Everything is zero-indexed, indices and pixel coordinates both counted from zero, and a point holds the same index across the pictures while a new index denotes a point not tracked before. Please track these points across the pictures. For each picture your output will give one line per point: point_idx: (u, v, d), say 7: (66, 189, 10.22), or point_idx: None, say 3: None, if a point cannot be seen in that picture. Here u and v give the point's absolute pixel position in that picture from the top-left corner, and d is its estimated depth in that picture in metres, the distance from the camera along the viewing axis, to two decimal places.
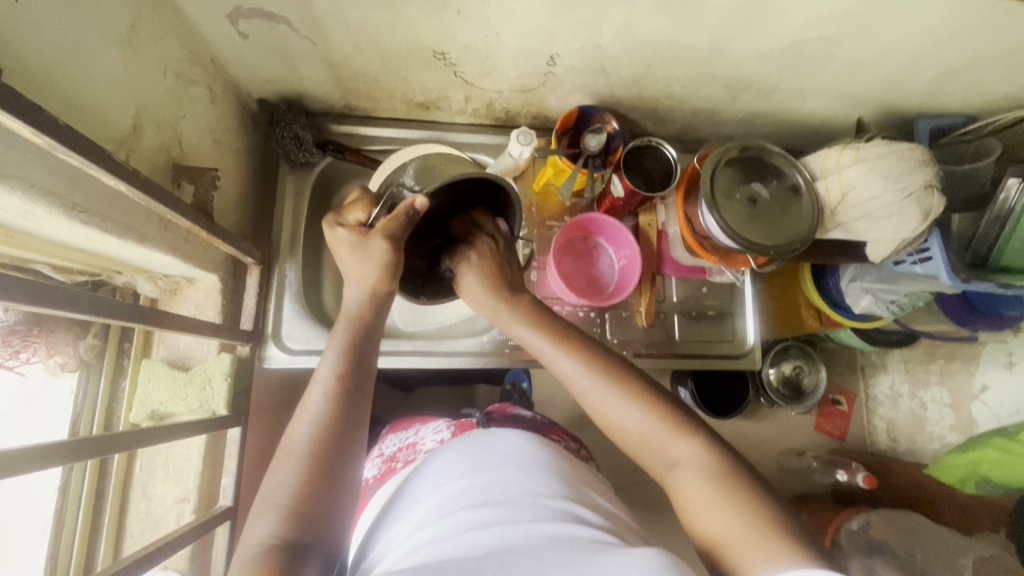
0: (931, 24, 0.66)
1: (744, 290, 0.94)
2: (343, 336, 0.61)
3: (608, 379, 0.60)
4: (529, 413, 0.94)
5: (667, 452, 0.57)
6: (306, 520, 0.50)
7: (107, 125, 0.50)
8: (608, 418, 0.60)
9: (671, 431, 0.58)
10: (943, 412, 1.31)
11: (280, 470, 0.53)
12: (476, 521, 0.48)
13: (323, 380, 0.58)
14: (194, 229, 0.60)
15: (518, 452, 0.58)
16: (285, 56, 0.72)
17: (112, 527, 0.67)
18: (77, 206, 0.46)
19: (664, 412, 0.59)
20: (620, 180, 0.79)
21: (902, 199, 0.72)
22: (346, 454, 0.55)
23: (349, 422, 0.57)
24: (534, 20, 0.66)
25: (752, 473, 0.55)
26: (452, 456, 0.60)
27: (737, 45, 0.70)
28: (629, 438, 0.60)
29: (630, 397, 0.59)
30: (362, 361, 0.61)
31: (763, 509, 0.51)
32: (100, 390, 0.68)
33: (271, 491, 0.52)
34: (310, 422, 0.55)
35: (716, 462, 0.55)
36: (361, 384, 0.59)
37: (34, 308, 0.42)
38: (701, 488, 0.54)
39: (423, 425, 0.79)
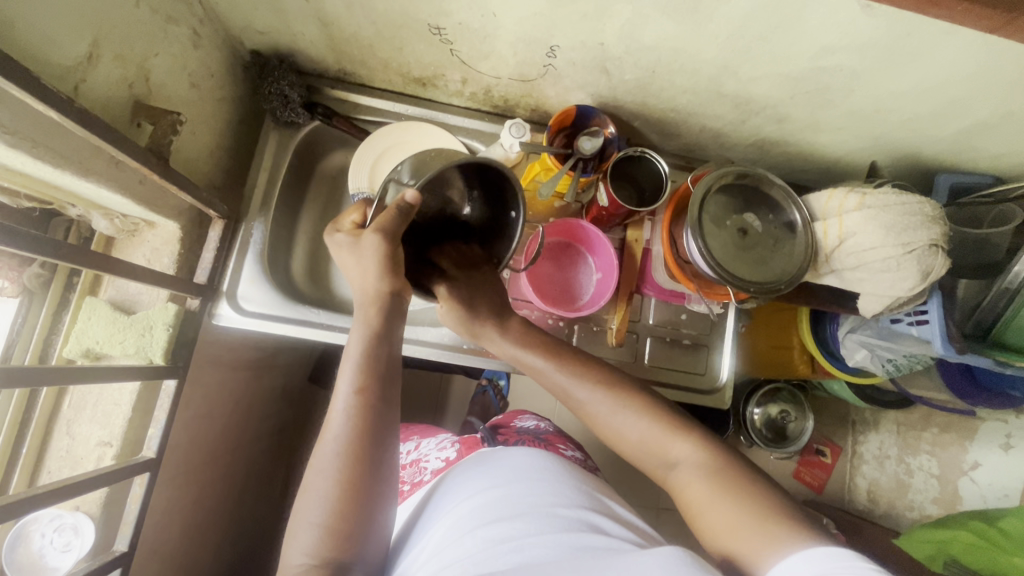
0: (961, 71, 0.60)
1: (724, 325, 0.89)
2: (360, 343, 0.60)
3: (603, 389, 0.65)
4: (532, 425, 0.96)
5: (668, 452, 0.61)
6: (343, 537, 0.54)
7: (56, 50, 0.48)
8: (609, 427, 0.64)
9: (669, 431, 0.61)
10: (929, 483, 1.23)
11: (311, 489, 0.56)
12: (493, 539, 0.53)
13: (343, 393, 0.58)
14: (147, 171, 0.58)
15: (530, 469, 0.63)
16: (276, 9, 0.69)
17: (29, 460, 0.66)
18: (3, 126, 0.44)
19: (661, 415, 0.63)
20: (604, 189, 0.75)
21: (901, 254, 0.67)
22: (376, 472, 0.56)
23: (377, 435, 0.58)
24: (533, 5, 0.61)
25: (753, 470, 0.58)
26: (463, 480, 0.66)
27: (749, 64, 0.66)
28: (629, 445, 0.63)
29: (626, 406, 0.63)
30: (382, 367, 0.60)
31: (763, 497, 0.54)
32: (39, 320, 0.67)
33: (305, 512, 0.55)
34: (335, 439, 0.56)
35: (710, 459, 0.58)
36: (383, 394, 0.59)
37: None
38: (700, 484, 0.57)
39: (426, 441, 0.86)
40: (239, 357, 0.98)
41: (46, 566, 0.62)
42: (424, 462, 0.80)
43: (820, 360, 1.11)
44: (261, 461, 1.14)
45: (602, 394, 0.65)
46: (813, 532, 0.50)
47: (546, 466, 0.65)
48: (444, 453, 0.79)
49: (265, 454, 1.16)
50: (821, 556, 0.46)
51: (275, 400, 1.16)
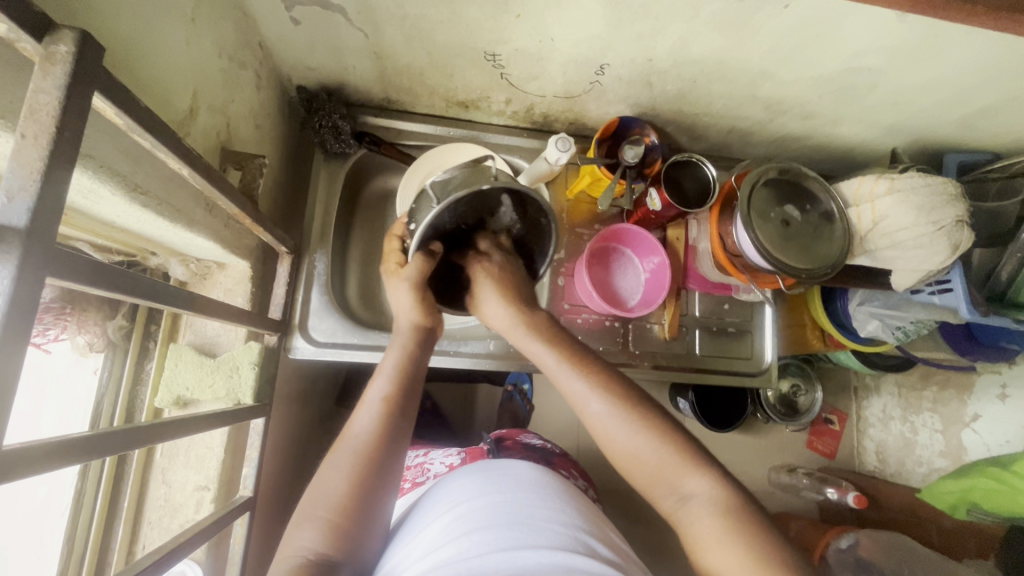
0: (977, 64, 0.67)
1: (764, 310, 0.95)
2: (393, 361, 0.67)
3: (620, 406, 0.61)
4: (539, 443, 1.00)
5: (678, 483, 0.58)
6: (343, 534, 0.56)
7: (168, 107, 0.49)
8: (616, 448, 0.61)
9: (682, 463, 0.58)
10: (933, 438, 1.32)
11: (324, 483, 0.59)
12: (488, 542, 0.52)
13: (371, 401, 0.64)
14: (239, 215, 0.59)
15: (531, 482, 0.64)
16: (333, 46, 0.71)
17: (131, 511, 0.66)
18: (138, 187, 0.45)
19: (677, 444, 0.59)
20: (658, 192, 0.80)
21: (933, 232, 0.73)
22: (383, 474, 0.60)
23: (392, 442, 0.62)
24: (592, 29, 0.65)
25: (765, 513, 0.56)
26: (464, 484, 0.65)
27: (787, 69, 0.71)
28: (641, 470, 0.60)
29: (644, 426, 0.60)
30: (409, 380, 0.67)
31: (769, 549, 0.51)
32: (125, 372, 0.67)
33: (312, 506, 0.58)
34: (357, 438, 0.61)
35: (724, 496, 0.56)
36: (405, 407, 0.65)
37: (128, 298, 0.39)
38: (711, 523, 0.54)
39: (434, 450, 0.90)
40: (291, 389, 0.98)
41: None
42: (429, 465, 0.85)
43: (831, 332, 1.18)
44: None
45: (621, 412, 0.61)
46: None
47: (546, 482, 0.65)
48: (448, 460, 0.83)
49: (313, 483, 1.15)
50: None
51: (317, 427, 1.16)
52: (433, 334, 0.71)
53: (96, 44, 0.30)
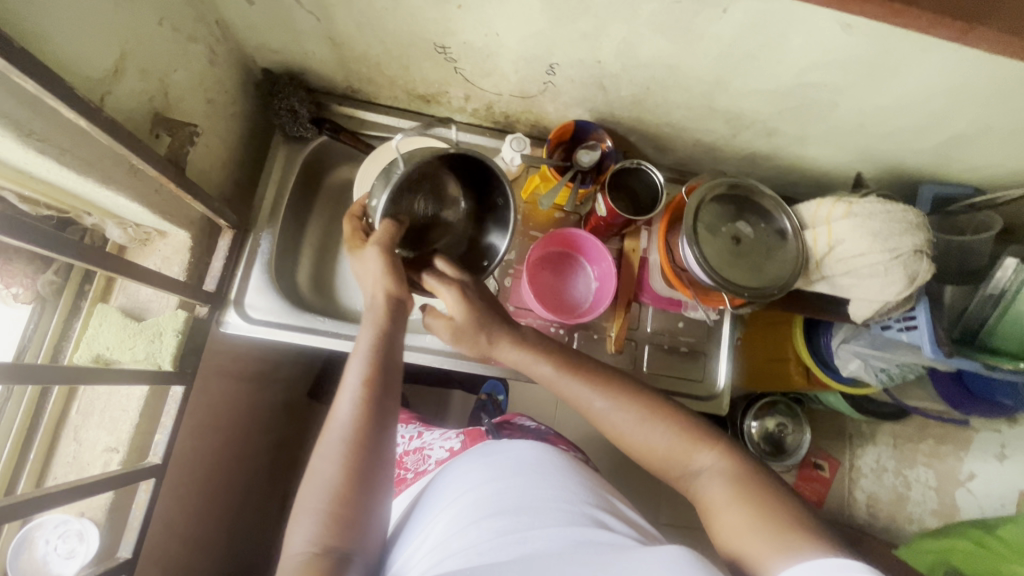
0: (938, 86, 0.64)
1: (721, 332, 0.91)
2: (367, 342, 0.61)
3: (621, 400, 0.63)
4: (534, 424, 0.98)
5: (688, 459, 0.61)
6: (345, 526, 0.55)
7: (85, 63, 0.50)
8: (622, 436, 0.63)
9: (689, 440, 0.62)
10: (926, 495, 1.23)
11: (316, 474, 0.57)
12: (498, 528, 0.55)
13: (351, 386, 0.60)
14: (163, 179, 0.61)
15: (534, 462, 0.66)
16: (290, 29, 0.72)
17: (36, 465, 0.67)
18: (33, 133, 0.46)
19: (683, 425, 0.63)
20: (602, 198, 0.78)
21: (889, 259, 0.69)
22: (376, 458, 0.58)
23: (380, 423, 0.59)
24: (535, 25, 0.65)
25: (773, 477, 0.59)
26: (470, 470, 0.68)
27: (739, 81, 0.69)
28: (650, 455, 0.63)
29: (649, 415, 0.63)
30: (386, 364, 0.62)
31: (778, 506, 0.54)
32: (51, 327, 0.68)
33: (309, 497, 0.56)
34: (341, 429, 0.58)
35: (731, 466, 0.59)
36: (387, 386, 0.61)
37: None
38: (721, 491, 0.57)
39: (431, 431, 0.91)
40: (241, 369, 0.98)
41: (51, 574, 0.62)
42: (429, 451, 0.85)
43: (814, 370, 1.10)
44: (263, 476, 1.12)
45: (625, 404, 0.63)
46: (831, 540, 0.51)
47: (550, 459, 0.68)
48: (449, 444, 0.84)
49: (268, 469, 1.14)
50: (830, 563, 0.46)
51: (278, 414, 1.16)
52: (405, 308, 0.64)
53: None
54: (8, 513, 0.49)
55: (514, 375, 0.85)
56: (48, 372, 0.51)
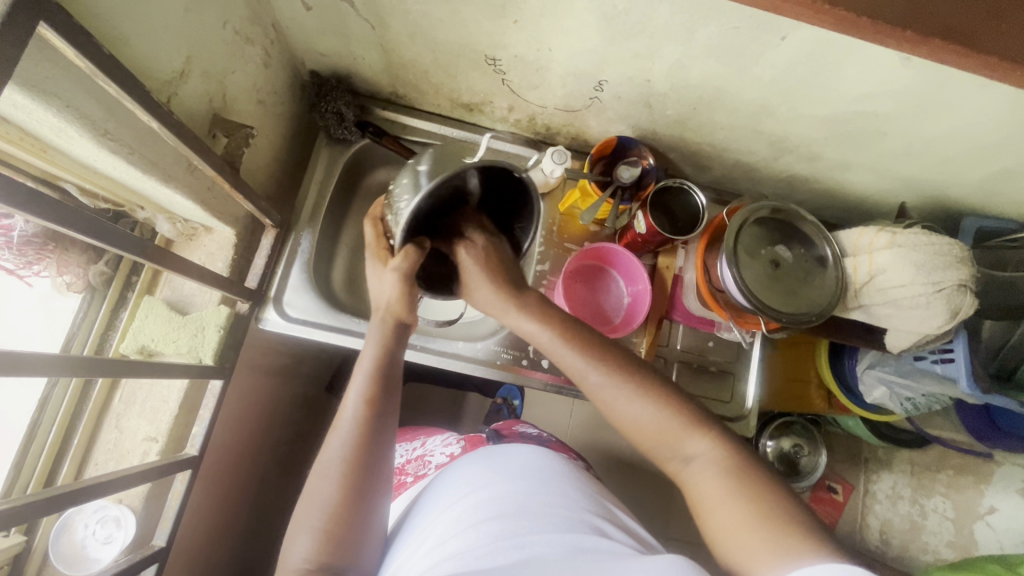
0: (993, 122, 0.63)
1: (749, 354, 0.90)
2: (370, 360, 0.65)
3: (614, 374, 0.61)
4: (534, 432, 0.98)
5: (680, 445, 0.58)
6: (338, 540, 0.56)
7: (157, 66, 0.51)
8: (616, 413, 0.61)
9: (682, 424, 0.58)
10: (943, 524, 1.21)
11: (314, 494, 0.59)
12: (496, 531, 0.55)
13: (352, 402, 0.63)
14: (219, 179, 0.62)
15: (534, 468, 0.67)
16: (343, 34, 0.73)
17: (78, 451, 0.68)
18: (108, 133, 0.47)
19: (679, 407, 0.59)
20: (644, 216, 0.78)
21: (931, 293, 0.69)
22: (372, 472, 0.60)
23: (377, 440, 0.62)
24: (588, 42, 0.65)
25: (771, 473, 0.55)
26: (470, 472, 0.68)
27: (788, 106, 0.69)
28: (642, 435, 0.60)
29: (644, 396, 0.60)
30: (385, 378, 0.65)
31: (772, 504, 0.51)
32: (99, 316, 0.70)
33: (305, 515, 0.58)
34: (341, 444, 0.60)
35: (726, 456, 0.56)
36: (387, 404, 0.64)
37: (50, 225, 0.43)
38: (715, 482, 0.54)
39: (428, 439, 0.91)
40: (269, 363, 0.99)
41: (88, 558, 0.64)
42: (429, 457, 0.85)
43: (838, 396, 1.08)
44: (284, 467, 1.14)
45: (617, 380, 0.61)
46: (830, 545, 0.48)
47: (549, 467, 0.69)
48: (449, 449, 0.84)
49: (289, 462, 1.15)
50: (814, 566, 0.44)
51: (301, 408, 1.17)
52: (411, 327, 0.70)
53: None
54: (35, 511, 0.49)
55: (544, 386, 0.85)
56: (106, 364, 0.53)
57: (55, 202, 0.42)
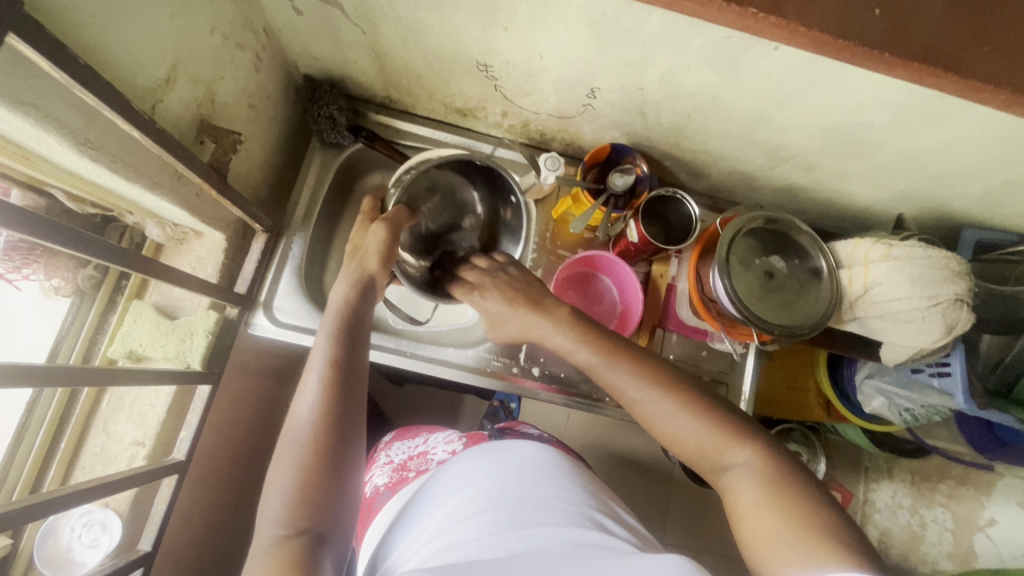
0: (992, 136, 0.62)
1: (744, 364, 0.89)
2: (332, 325, 0.63)
3: (655, 387, 0.59)
4: (537, 432, 0.97)
5: (721, 456, 0.56)
6: (315, 502, 0.51)
7: (141, 75, 0.51)
8: (658, 427, 0.59)
9: (723, 435, 0.56)
10: (943, 536, 1.20)
11: (281, 459, 0.54)
12: (497, 525, 0.55)
13: (317, 366, 0.60)
14: (205, 185, 0.62)
15: (535, 462, 0.66)
16: (335, 39, 0.72)
17: (66, 455, 0.68)
18: (89, 142, 0.47)
19: (718, 417, 0.57)
20: (636, 226, 0.77)
21: (927, 307, 0.68)
22: (346, 434, 0.56)
23: (347, 401, 0.58)
24: (580, 51, 0.64)
25: (813, 481, 0.53)
26: (487, 466, 0.66)
27: (783, 116, 0.68)
28: (684, 448, 0.58)
29: (683, 407, 0.58)
30: (351, 344, 0.62)
31: (808, 511, 0.49)
32: (87, 320, 0.70)
33: (277, 481, 0.53)
34: (308, 406, 0.57)
35: (764, 465, 0.53)
36: (353, 365, 0.61)
37: (34, 238, 0.43)
38: (752, 492, 0.52)
39: (432, 435, 0.90)
40: (263, 365, 0.99)
41: (74, 562, 0.65)
42: (431, 454, 0.84)
43: (836, 405, 1.06)
44: None
45: (658, 394, 0.59)
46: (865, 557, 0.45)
47: (551, 461, 0.67)
48: (451, 447, 0.84)
49: None
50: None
51: None
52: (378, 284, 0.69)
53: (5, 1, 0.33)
54: (26, 516, 0.49)
55: (532, 395, 0.85)
56: (88, 373, 0.52)
57: (37, 215, 0.42)
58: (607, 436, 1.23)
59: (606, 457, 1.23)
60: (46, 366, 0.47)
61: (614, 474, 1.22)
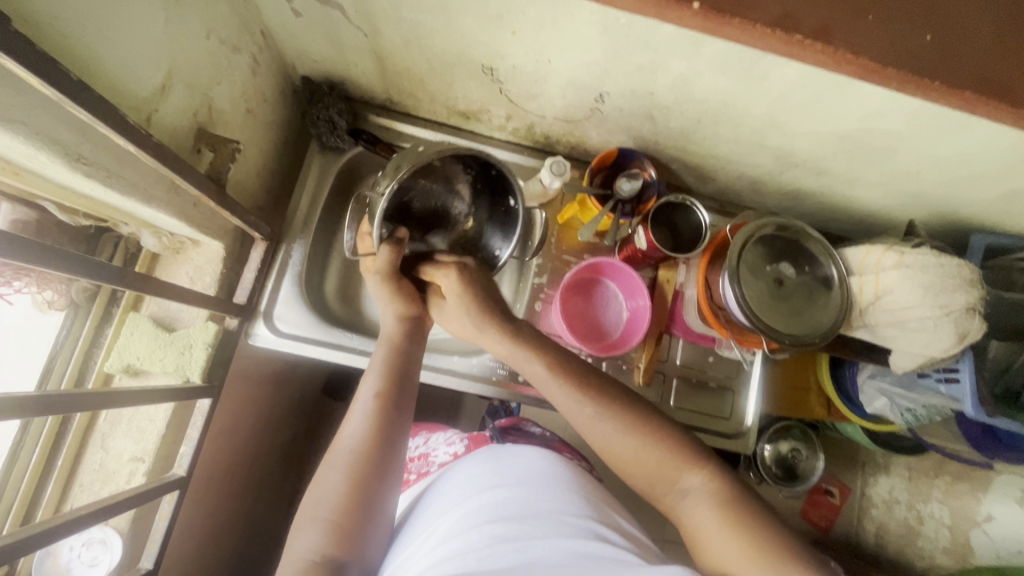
0: (1009, 144, 0.61)
1: (751, 370, 0.88)
2: (383, 356, 0.63)
3: (608, 404, 0.59)
4: (538, 430, 0.96)
5: (673, 479, 0.56)
6: (348, 534, 0.54)
7: (136, 85, 0.49)
8: (606, 448, 0.59)
9: (676, 458, 0.57)
10: (939, 531, 1.19)
11: (324, 482, 0.57)
12: (498, 536, 0.54)
13: (364, 398, 0.60)
14: (203, 197, 0.60)
15: (538, 471, 0.65)
16: (335, 41, 0.70)
17: (63, 472, 0.66)
18: (82, 157, 0.45)
19: (670, 442, 0.58)
20: (644, 233, 0.76)
21: (938, 315, 0.67)
22: (383, 471, 0.57)
23: (391, 439, 0.59)
24: (590, 55, 0.62)
25: (765, 505, 0.54)
26: (477, 472, 0.66)
27: (796, 122, 0.66)
28: (635, 469, 0.58)
29: (636, 427, 0.58)
30: (401, 378, 0.62)
31: (766, 534, 0.50)
32: (82, 334, 0.68)
33: (314, 506, 0.55)
34: (353, 437, 0.58)
35: (720, 489, 0.54)
36: (400, 403, 0.61)
37: (23, 262, 0.41)
38: (708, 515, 0.53)
39: (433, 436, 0.89)
40: (263, 371, 0.97)
41: None
42: (433, 456, 0.83)
43: (837, 404, 1.06)
44: (280, 473, 1.12)
45: (604, 415, 0.59)
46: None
47: (553, 469, 0.66)
48: (453, 448, 0.82)
49: (284, 468, 1.13)
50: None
51: (297, 413, 1.15)
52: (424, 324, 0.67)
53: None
54: (22, 548, 0.47)
55: (538, 402, 0.84)
56: (84, 397, 0.51)
57: (26, 239, 0.40)
58: None
59: (609, 458, 1.22)
60: (38, 395, 0.45)
61: (617, 475, 1.21)
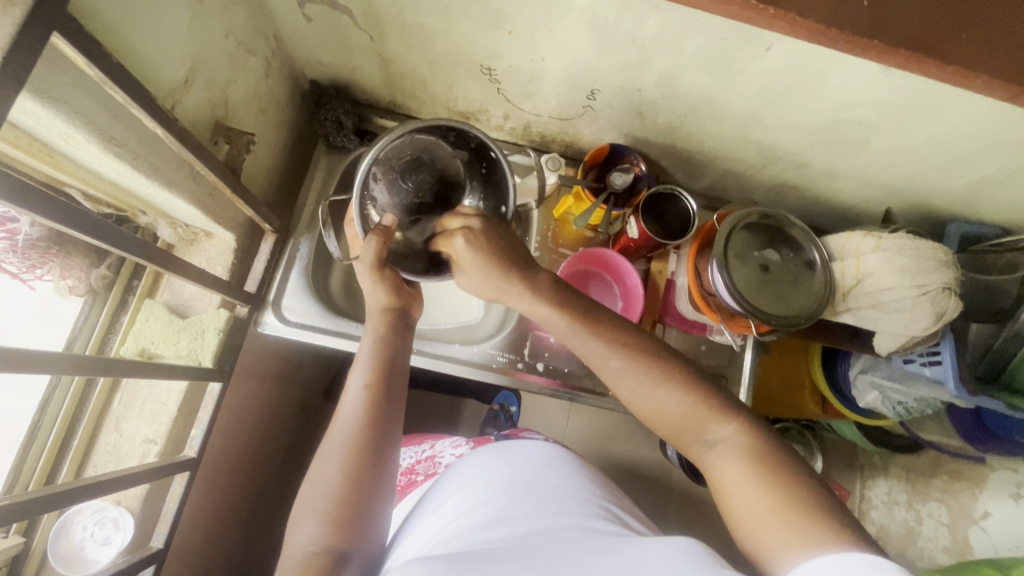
0: (971, 131, 0.65)
1: (743, 357, 0.91)
2: (370, 349, 0.63)
3: (638, 359, 0.61)
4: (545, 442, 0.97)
5: (703, 430, 0.58)
6: (346, 526, 0.54)
7: (162, 75, 0.53)
8: (634, 400, 0.61)
9: (705, 411, 0.58)
10: (938, 530, 1.20)
11: (319, 479, 0.56)
12: (506, 513, 0.55)
13: (353, 392, 0.61)
14: (220, 185, 0.63)
15: (542, 461, 0.66)
16: (343, 45, 0.75)
17: (78, 453, 0.69)
18: (114, 139, 0.49)
19: (702, 393, 0.59)
20: (636, 221, 0.80)
21: (917, 295, 0.70)
22: (378, 465, 0.58)
23: (383, 431, 0.59)
24: (581, 53, 0.67)
25: (798, 460, 0.55)
26: (484, 463, 0.67)
27: (775, 115, 0.71)
28: (664, 420, 0.60)
29: (666, 379, 0.60)
30: (390, 368, 0.63)
31: (794, 490, 0.51)
32: (100, 319, 0.71)
33: (311, 499, 0.55)
34: (344, 435, 0.58)
35: (750, 442, 0.56)
36: (391, 393, 0.62)
37: (60, 227, 0.45)
38: (736, 467, 0.54)
39: (439, 440, 0.91)
40: (267, 369, 0.99)
41: (86, 559, 0.65)
42: (440, 457, 0.84)
43: (832, 401, 1.06)
44: (282, 474, 1.13)
45: (640, 366, 0.60)
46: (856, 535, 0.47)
47: (557, 462, 0.68)
48: (459, 450, 0.84)
49: (286, 467, 1.15)
50: (845, 553, 0.43)
51: (299, 413, 1.17)
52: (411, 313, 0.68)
53: (49, 2, 0.35)
54: (40, 506, 0.49)
55: (537, 390, 0.86)
56: (108, 363, 0.54)
57: (58, 202, 0.44)
58: (608, 435, 1.24)
59: (609, 456, 1.23)
60: (67, 355, 0.48)
61: (616, 474, 1.22)
